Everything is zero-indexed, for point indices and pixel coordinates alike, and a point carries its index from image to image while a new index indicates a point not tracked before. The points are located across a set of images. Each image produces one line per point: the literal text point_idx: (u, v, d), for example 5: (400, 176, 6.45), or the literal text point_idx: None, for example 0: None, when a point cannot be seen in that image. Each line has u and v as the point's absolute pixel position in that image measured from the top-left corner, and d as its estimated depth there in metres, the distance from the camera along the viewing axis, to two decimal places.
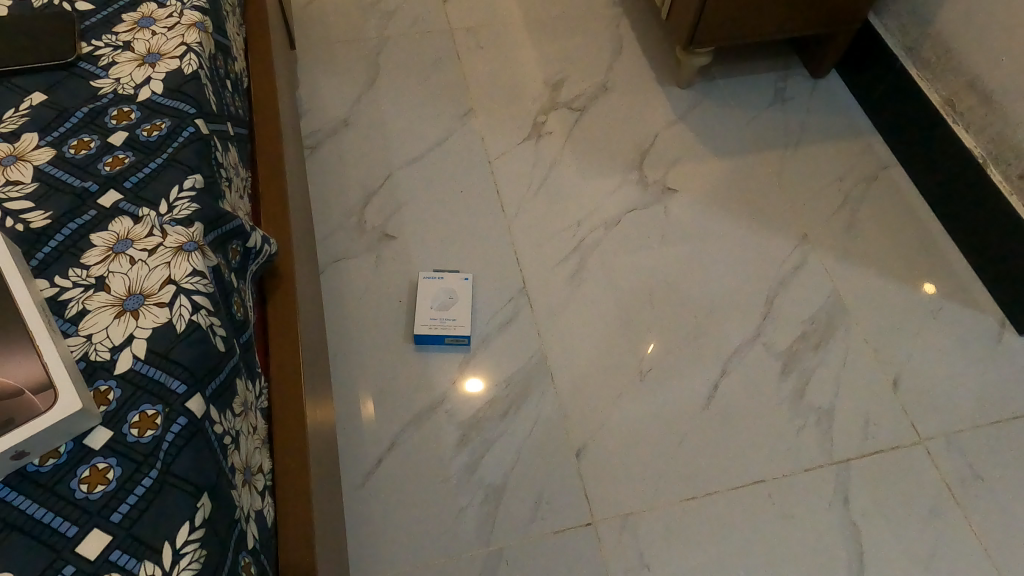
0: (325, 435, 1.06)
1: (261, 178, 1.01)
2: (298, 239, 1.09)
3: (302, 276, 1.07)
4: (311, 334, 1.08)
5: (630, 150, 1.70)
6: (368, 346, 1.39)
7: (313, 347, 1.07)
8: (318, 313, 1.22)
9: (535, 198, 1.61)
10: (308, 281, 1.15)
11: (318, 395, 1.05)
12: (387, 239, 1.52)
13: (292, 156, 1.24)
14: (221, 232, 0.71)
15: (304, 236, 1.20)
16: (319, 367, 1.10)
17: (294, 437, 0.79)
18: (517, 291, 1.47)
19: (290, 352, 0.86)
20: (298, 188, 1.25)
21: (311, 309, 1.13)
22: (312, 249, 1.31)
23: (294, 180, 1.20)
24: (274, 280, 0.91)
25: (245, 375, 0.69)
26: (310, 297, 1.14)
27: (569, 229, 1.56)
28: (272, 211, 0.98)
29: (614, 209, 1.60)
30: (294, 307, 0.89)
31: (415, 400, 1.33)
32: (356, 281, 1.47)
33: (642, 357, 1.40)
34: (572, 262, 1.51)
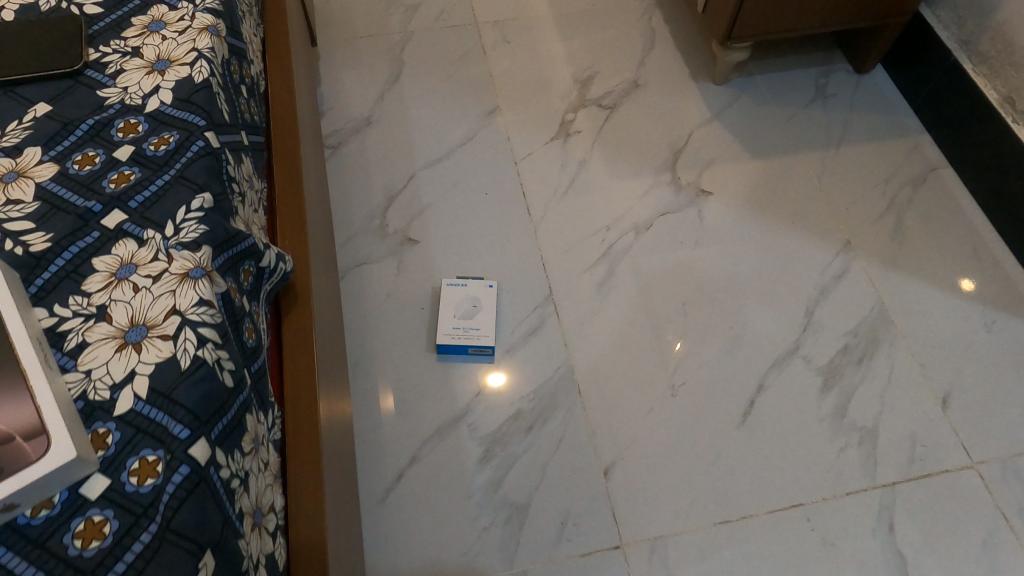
0: (344, 453, 1.02)
1: (278, 186, 0.97)
2: (316, 250, 1.06)
3: (320, 289, 1.03)
4: (330, 348, 1.05)
5: (662, 150, 1.63)
6: (389, 355, 1.35)
7: (331, 362, 1.04)
8: (337, 323, 1.18)
9: (562, 200, 1.55)
10: (327, 292, 1.11)
11: (337, 413, 1.01)
12: (410, 243, 1.48)
13: (311, 161, 1.20)
14: (231, 253, 0.66)
15: (322, 244, 1.16)
16: (337, 381, 1.06)
17: (309, 469, 0.75)
18: (542, 298, 1.41)
19: (306, 374, 0.82)
20: (317, 194, 1.21)
21: (330, 321, 1.09)
22: (332, 255, 1.27)
23: (312, 187, 1.16)
24: (290, 296, 0.87)
25: (257, 408, 0.65)
26: (329, 307, 1.10)
27: (598, 234, 1.50)
28: (288, 222, 0.94)
29: (645, 213, 1.53)
30: (309, 327, 0.85)
31: (437, 412, 1.29)
32: (377, 287, 1.42)
33: (674, 370, 1.33)
34: (601, 268, 1.45)
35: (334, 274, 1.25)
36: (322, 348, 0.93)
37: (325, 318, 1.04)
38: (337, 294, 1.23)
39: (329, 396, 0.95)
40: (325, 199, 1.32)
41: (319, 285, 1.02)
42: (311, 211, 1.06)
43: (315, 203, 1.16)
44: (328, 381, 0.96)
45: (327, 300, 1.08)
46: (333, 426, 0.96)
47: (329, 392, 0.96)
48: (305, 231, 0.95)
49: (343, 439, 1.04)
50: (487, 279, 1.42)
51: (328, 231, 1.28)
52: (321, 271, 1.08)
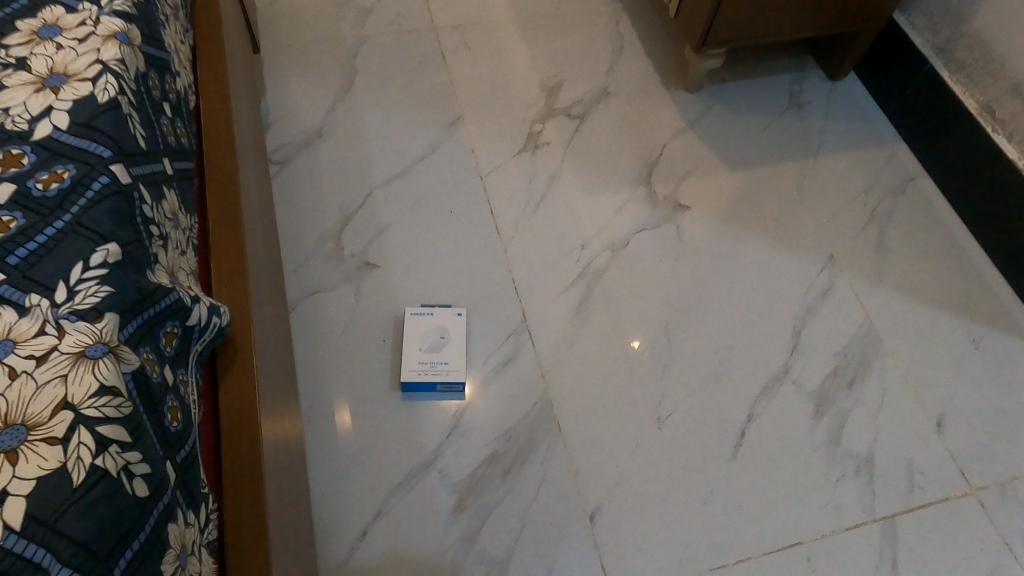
0: (299, 518, 0.91)
1: (211, 207, 0.86)
2: (262, 287, 0.95)
3: (268, 331, 0.94)
4: (281, 396, 0.94)
5: (636, 162, 1.54)
6: (348, 395, 1.22)
7: (282, 413, 0.92)
8: (288, 365, 1.06)
9: (533, 217, 1.44)
10: (275, 332, 1.00)
11: (291, 470, 0.91)
12: (368, 267, 1.35)
13: (253, 183, 1.07)
14: (144, 320, 0.60)
15: (269, 278, 1.05)
16: (288, 434, 0.93)
17: (252, 551, 0.67)
18: (516, 325, 1.30)
19: (249, 432, 0.74)
20: (260, 220, 1.08)
21: (280, 364, 0.98)
22: (280, 287, 1.14)
23: (254, 212, 1.03)
24: (230, 344, 0.78)
25: (182, 507, 0.59)
26: (279, 348, 1.00)
27: (573, 253, 1.40)
28: (224, 261, 0.84)
29: (621, 230, 1.44)
30: (250, 383, 0.77)
31: (404, 457, 1.17)
32: (333, 318, 1.29)
33: (659, 400, 1.24)
34: (578, 291, 1.35)
35: (283, 310, 1.13)
36: (270, 401, 0.84)
37: (275, 362, 0.94)
38: (285, 333, 1.10)
39: (281, 452, 0.86)
40: (270, 224, 1.18)
41: (267, 327, 0.93)
42: (254, 245, 0.96)
43: (258, 232, 1.04)
44: (279, 436, 0.87)
45: (275, 342, 0.98)
46: (287, 487, 0.86)
47: (280, 449, 0.86)
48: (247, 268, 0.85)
49: (297, 503, 0.92)
50: (455, 307, 1.30)
51: (274, 260, 1.15)
52: (267, 309, 0.98)
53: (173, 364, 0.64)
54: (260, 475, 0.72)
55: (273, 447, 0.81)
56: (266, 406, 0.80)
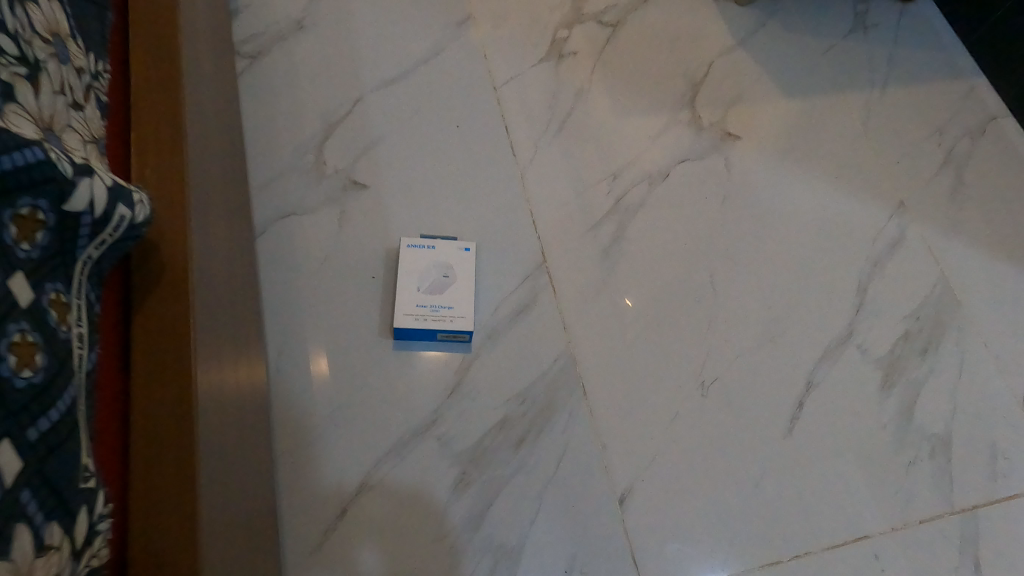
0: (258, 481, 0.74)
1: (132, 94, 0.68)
2: (216, 188, 0.75)
3: (225, 244, 0.74)
4: (240, 330, 0.74)
5: (678, 81, 1.30)
6: (327, 342, 0.99)
7: (241, 351, 0.73)
8: (252, 301, 0.84)
9: (556, 141, 1.21)
10: (236, 255, 0.79)
11: (251, 420, 0.74)
12: (356, 187, 1.11)
13: (208, 69, 0.85)
14: None
15: (228, 187, 0.83)
16: (242, 390, 0.70)
17: (178, 512, 0.50)
18: (534, 268, 1.09)
19: (175, 376, 0.55)
20: (215, 114, 0.83)
21: (241, 292, 0.79)
22: (244, 206, 0.91)
23: (203, 97, 0.78)
24: (155, 258, 0.59)
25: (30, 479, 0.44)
26: (241, 273, 0.80)
27: (602, 185, 1.18)
28: (146, 149, 0.64)
29: (658, 160, 1.22)
30: (184, 300, 0.58)
31: (395, 420, 0.95)
32: (310, 247, 1.05)
33: (702, 362, 1.04)
34: (607, 229, 1.14)
35: (247, 234, 0.90)
36: (222, 328, 0.66)
37: (233, 285, 0.75)
38: (248, 261, 0.87)
39: (237, 397, 0.68)
40: (229, 123, 0.93)
41: (222, 236, 0.73)
42: (207, 137, 0.75)
43: (211, 125, 0.80)
44: (234, 381, 0.67)
45: (235, 261, 0.78)
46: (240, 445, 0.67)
47: (235, 395, 0.67)
48: (182, 158, 0.65)
49: (253, 477, 0.71)
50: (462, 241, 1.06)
51: (238, 172, 0.92)
52: (226, 220, 0.77)
53: (32, 258, 0.48)
54: (195, 417, 0.54)
55: (222, 386, 0.62)
56: (213, 333, 0.62)
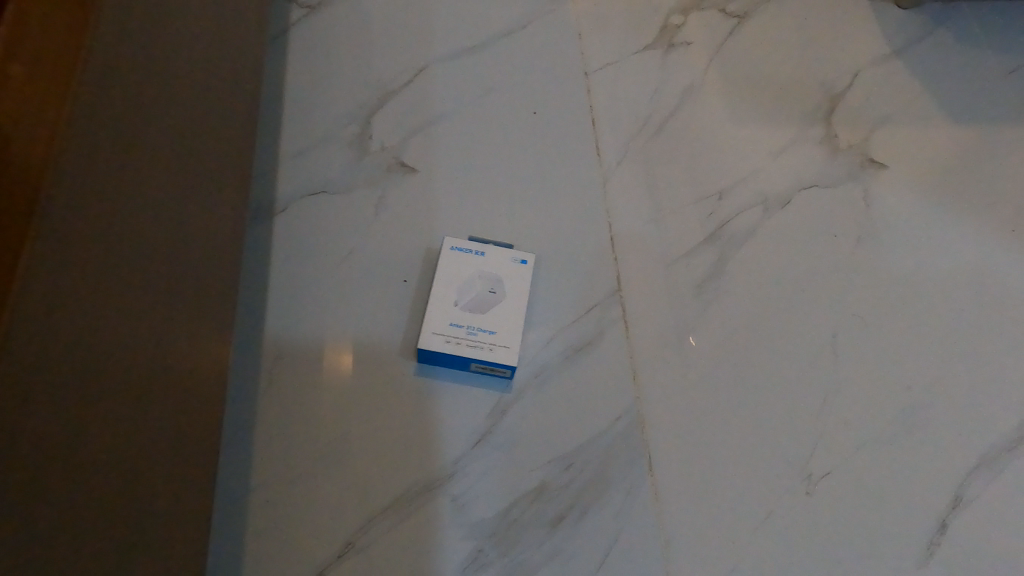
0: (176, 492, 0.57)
1: None
2: (178, 114, 0.57)
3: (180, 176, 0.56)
4: (162, 299, 0.54)
5: (813, 90, 1.05)
6: (336, 354, 0.80)
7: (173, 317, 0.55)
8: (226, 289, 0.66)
9: (651, 145, 0.99)
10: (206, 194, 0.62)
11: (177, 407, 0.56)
12: (402, 169, 0.91)
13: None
14: None
15: (215, 142, 0.65)
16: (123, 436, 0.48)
17: None
18: (606, 296, 0.86)
19: None
20: (209, 50, 0.65)
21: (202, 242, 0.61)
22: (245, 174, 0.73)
23: (188, 21, 0.59)
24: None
25: None
26: (207, 229, 0.62)
27: (701, 206, 0.95)
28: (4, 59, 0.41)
29: (778, 182, 0.98)
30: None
31: (403, 466, 0.75)
32: (337, 236, 0.86)
33: (810, 449, 0.80)
34: (704, 259, 0.91)
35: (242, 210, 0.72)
36: (111, 289, 0.47)
37: (179, 237, 0.57)
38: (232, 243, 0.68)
39: (121, 382, 0.48)
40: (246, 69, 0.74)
41: (172, 171, 0.55)
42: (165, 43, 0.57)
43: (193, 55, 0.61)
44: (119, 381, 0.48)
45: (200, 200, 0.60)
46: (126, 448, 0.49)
47: (117, 402, 0.47)
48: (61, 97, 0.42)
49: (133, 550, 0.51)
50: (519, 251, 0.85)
51: (248, 132, 0.74)
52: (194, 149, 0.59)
53: None
54: None
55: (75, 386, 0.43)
56: (84, 294, 0.44)
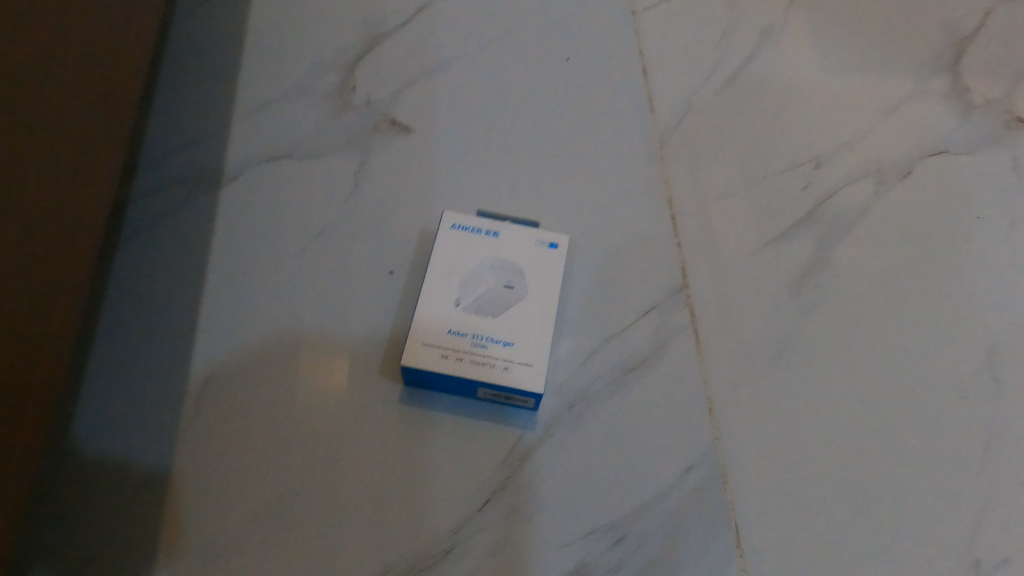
0: None
1: None
2: None
3: None
4: None
5: (931, 32, 0.80)
6: (297, 372, 0.58)
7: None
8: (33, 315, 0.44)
9: (721, 102, 0.75)
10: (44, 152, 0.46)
11: None
12: (393, 128, 0.69)
13: None
14: None
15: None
16: None
17: None
18: (666, 298, 0.64)
19: None
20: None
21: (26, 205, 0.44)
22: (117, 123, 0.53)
23: None
24: None
25: None
26: None
27: (792, 177, 0.71)
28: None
29: (893, 148, 0.73)
30: None
31: (385, 532, 0.53)
32: (305, 214, 0.65)
33: (964, 517, 0.57)
34: (800, 249, 0.67)
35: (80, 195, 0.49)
36: None
37: None
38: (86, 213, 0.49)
39: None
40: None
41: None
42: None
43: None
44: None
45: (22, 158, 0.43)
46: None
47: None
48: None
49: None
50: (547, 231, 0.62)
51: (112, 78, 0.52)
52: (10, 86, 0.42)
53: None
54: None
55: None
56: None
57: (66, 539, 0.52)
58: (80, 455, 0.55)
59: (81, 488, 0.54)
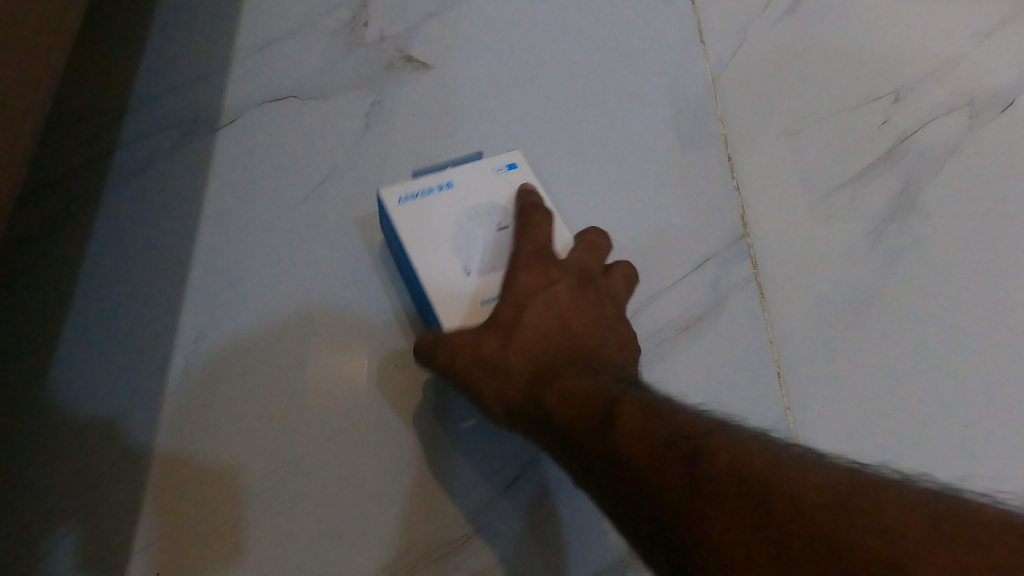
0: None
1: None
2: None
3: None
4: None
5: None
6: (306, 343, 0.52)
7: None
8: None
9: (782, 33, 0.65)
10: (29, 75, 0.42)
11: None
12: (408, 65, 0.61)
13: None
14: None
15: None
16: None
17: None
18: (726, 247, 0.55)
19: None
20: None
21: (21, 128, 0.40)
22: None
23: None
24: None
25: None
26: None
27: (869, 110, 0.61)
28: None
29: (990, 78, 0.63)
30: None
31: (403, 523, 0.48)
32: (313, 160, 0.58)
33: None
34: (883, 194, 0.57)
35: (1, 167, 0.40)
36: None
37: None
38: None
39: None
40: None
41: None
42: None
43: None
44: None
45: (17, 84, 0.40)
46: None
47: None
48: None
49: None
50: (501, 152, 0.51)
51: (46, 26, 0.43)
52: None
53: None
54: None
55: None
56: None
57: (40, 519, 0.45)
58: (56, 425, 0.48)
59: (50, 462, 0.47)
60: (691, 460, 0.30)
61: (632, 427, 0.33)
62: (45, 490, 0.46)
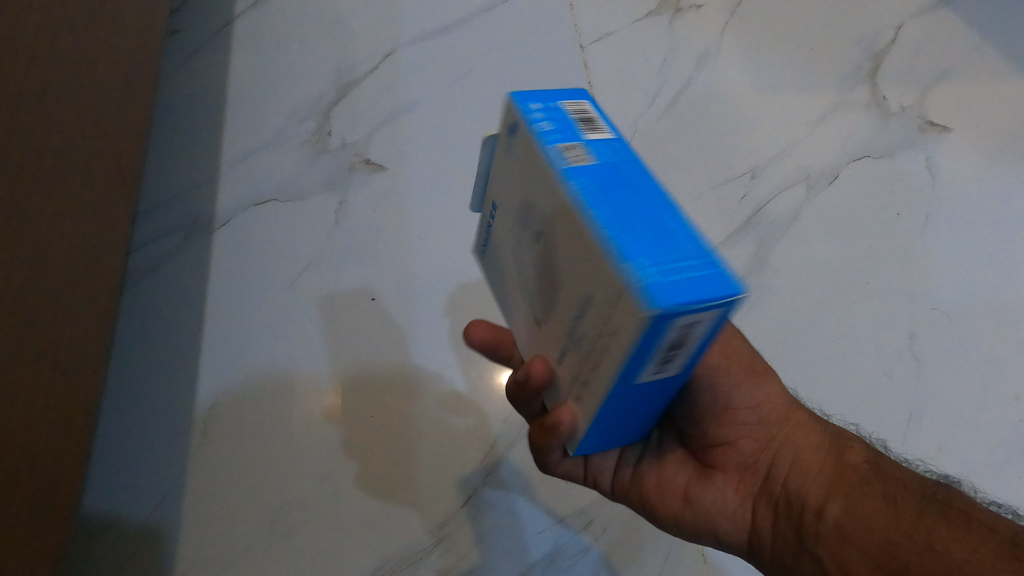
0: None
1: None
2: None
3: None
4: None
5: (851, 47, 0.87)
6: (296, 405, 0.66)
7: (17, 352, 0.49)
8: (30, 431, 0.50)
9: (664, 126, 0.82)
10: (76, 240, 0.57)
11: None
12: (368, 167, 0.76)
13: None
14: None
15: None
16: None
17: None
18: None
19: None
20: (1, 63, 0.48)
21: (45, 265, 0.53)
22: (115, 187, 0.63)
23: None
24: None
25: None
26: None
27: (732, 188, 0.79)
28: None
29: (822, 159, 0.81)
30: None
31: (380, 542, 0.62)
32: (293, 251, 0.71)
33: None
34: (741, 255, 0.75)
35: (64, 312, 0.55)
36: None
37: None
38: (96, 270, 0.60)
39: None
40: (82, 82, 0.58)
41: None
42: None
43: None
44: None
45: (55, 240, 0.54)
46: None
47: None
48: None
49: None
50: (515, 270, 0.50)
51: (85, 199, 0.59)
52: (39, 182, 0.52)
53: None
54: None
55: None
56: None
57: (110, 551, 0.60)
58: (110, 481, 0.63)
59: (108, 505, 0.62)
60: (884, 501, 0.41)
61: (864, 501, 0.42)
62: (110, 528, 0.61)
